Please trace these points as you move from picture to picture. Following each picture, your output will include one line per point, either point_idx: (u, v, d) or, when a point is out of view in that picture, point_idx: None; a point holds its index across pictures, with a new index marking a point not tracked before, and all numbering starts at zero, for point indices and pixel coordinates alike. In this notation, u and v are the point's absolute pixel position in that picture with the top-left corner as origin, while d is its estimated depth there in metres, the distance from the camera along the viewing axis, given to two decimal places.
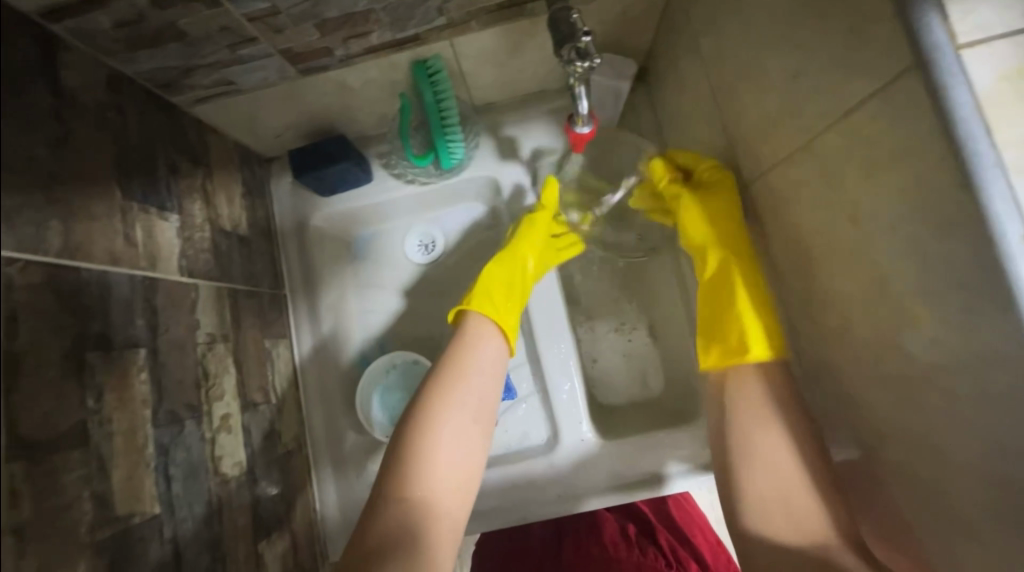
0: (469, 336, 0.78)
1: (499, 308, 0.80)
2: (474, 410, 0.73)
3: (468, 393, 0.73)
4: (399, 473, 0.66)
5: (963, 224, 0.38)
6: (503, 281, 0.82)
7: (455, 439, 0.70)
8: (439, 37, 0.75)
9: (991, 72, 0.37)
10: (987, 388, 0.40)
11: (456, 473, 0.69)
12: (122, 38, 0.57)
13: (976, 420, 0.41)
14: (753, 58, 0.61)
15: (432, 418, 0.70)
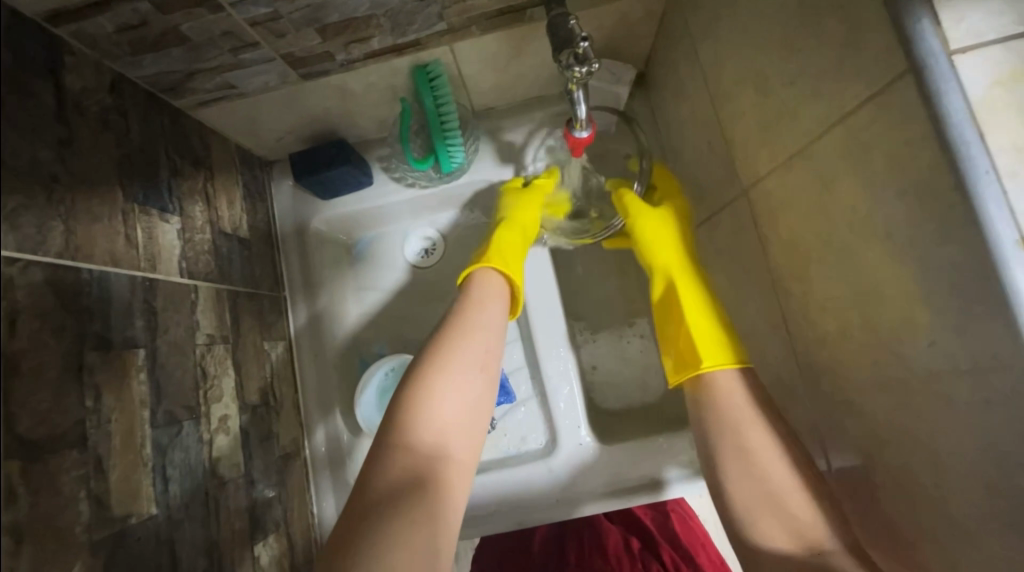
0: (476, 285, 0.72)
1: (510, 267, 0.75)
2: (486, 363, 0.67)
3: (477, 345, 0.67)
4: (412, 410, 0.61)
5: (953, 242, 0.34)
6: (508, 245, 0.78)
7: (464, 386, 0.64)
8: (439, 42, 0.71)
9: (984, 77, 0.32)
10: (977, 430, 0.36)
11: (467, 424, 0.63)
12: (125, 42, 0.57)
13: (970, 456, 0.37)
14: (752, 58, 0.53)
15: (442, 367, 0.64)
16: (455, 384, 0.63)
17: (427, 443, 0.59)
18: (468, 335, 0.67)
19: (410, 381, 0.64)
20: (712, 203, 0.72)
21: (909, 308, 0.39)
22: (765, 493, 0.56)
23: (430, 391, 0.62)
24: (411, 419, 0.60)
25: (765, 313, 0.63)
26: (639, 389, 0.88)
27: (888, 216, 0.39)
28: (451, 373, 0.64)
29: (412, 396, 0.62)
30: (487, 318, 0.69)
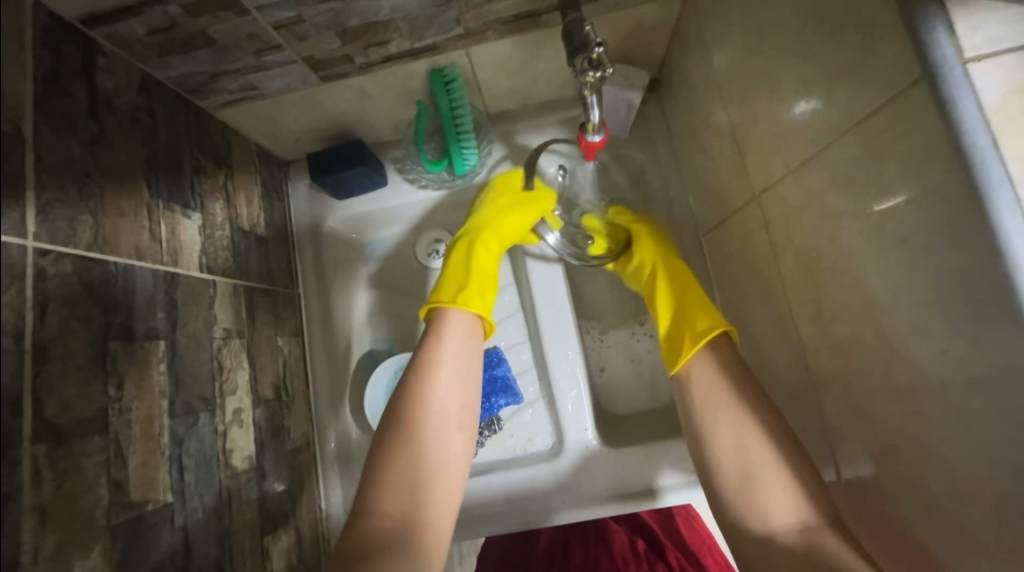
0: (442, 333, 0.71)
1: (476, 297, 0.75)
2: (456, 413, 0.66)
3: (445, 398, 0.66)
4: (382, 473, 0.60)
5: (966, 250, 0.34)
6: (477, 272, 0.77)
7: (435, 444, 0.63)
8: (456, 47, 0.73)
9: (1001, 84, 0.32)
10: (991, 439, 0.36)
11: (443, 480, 0.63)
12: (155, 44, 0.59)
13: (984, 466, 0.37)
14: (767, 62, 0.53)
15: (411, 426, 0.63)
16: (427, 442, 0.63)
17: (401, 499, 0.59)
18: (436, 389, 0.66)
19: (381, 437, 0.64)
20: (724, 208, 0.72)
21: (921, 315, 0.39)
22: (755, 475, 0.57)
23: (399, 452, 0.62)
24: (384, 470, 0.61)
25: (776, 319, 0.63)
26: (648, 393, 0.88)
27: (901, 223, 0.39)
28: (421, 432, 0.63)
29: (381, 453, 0.62)
30: (456, 367, 0.68)
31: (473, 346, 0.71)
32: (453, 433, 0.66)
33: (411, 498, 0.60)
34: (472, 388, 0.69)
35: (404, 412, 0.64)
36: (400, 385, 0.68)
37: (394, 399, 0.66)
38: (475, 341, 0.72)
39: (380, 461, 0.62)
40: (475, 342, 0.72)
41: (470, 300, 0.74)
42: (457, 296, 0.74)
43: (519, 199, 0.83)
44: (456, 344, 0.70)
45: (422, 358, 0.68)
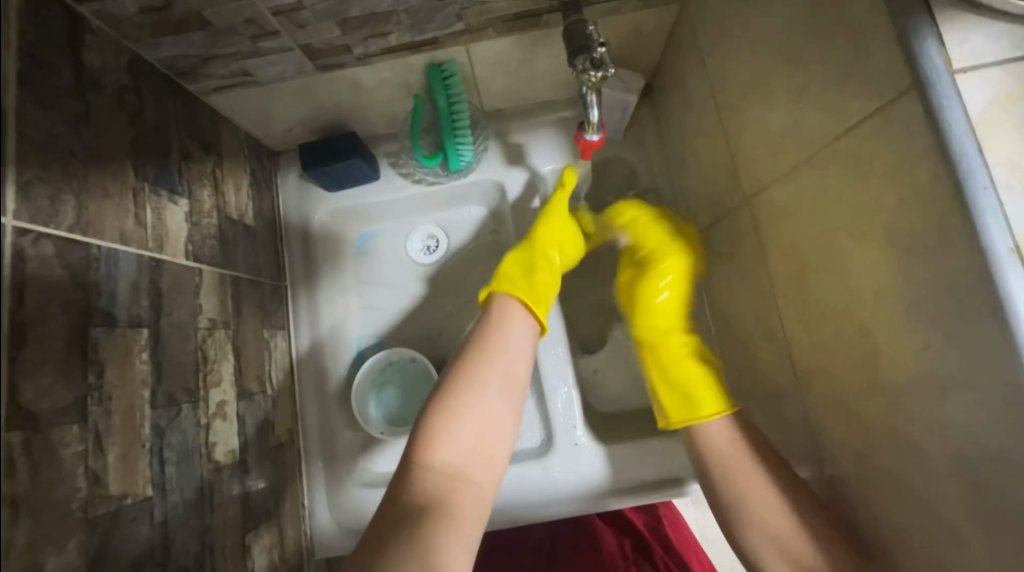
0: (501, 310, 0.72)
1: (540, 296, 0.75)
2: (509, 381, 0.67)
3: (502, 364, 0.67)
4: (431, 430, 0.61)
5: (948, 253, 0.36)
6: (534, 265, 0.77)
7: (485, 406, 0.63)
8: (455, 42, 0.73)
9: (984, 95, 0.34)
10: (968, 435, 0.37)
11: (486, 444, 0.62)
12: (147, 23, 0.58)
13: (961, 460, 0.38)
14: (761, 70, 0.55)
15: (462, 387, 0.64)
16: (475, 403, 0.63)
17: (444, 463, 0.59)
18: (491, 354, 0.67)
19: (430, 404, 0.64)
20: (714, 211, 0.74)
21: (904, 315, 0.41)
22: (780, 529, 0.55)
23: (454, 412, 0.62)
24: (426, 444, 0.60)
25: (763, 319, 0.64)
26: (636, 393, 0.89)
27: (889, 225, 0.41)
28: (473, 392, 0.63)
29: (435, 415, 0.62)
30: (510, 336, 0.69)
31: (529, 322, 0.72)
32: (503, 400, 0.65)
33: (456, 459, 0.60)
34: (526, 362, 0.69)
35: (457, 376, 0.65)
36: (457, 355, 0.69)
37: (450, 366, 0.67)
38: (533, 319, 0.73)
39: (433, 426, 0.61)
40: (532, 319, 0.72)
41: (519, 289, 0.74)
42: (517, 289, 0.74)
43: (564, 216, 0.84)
44: (514, 321, 0.71)
45: (481, 331, 0.70)
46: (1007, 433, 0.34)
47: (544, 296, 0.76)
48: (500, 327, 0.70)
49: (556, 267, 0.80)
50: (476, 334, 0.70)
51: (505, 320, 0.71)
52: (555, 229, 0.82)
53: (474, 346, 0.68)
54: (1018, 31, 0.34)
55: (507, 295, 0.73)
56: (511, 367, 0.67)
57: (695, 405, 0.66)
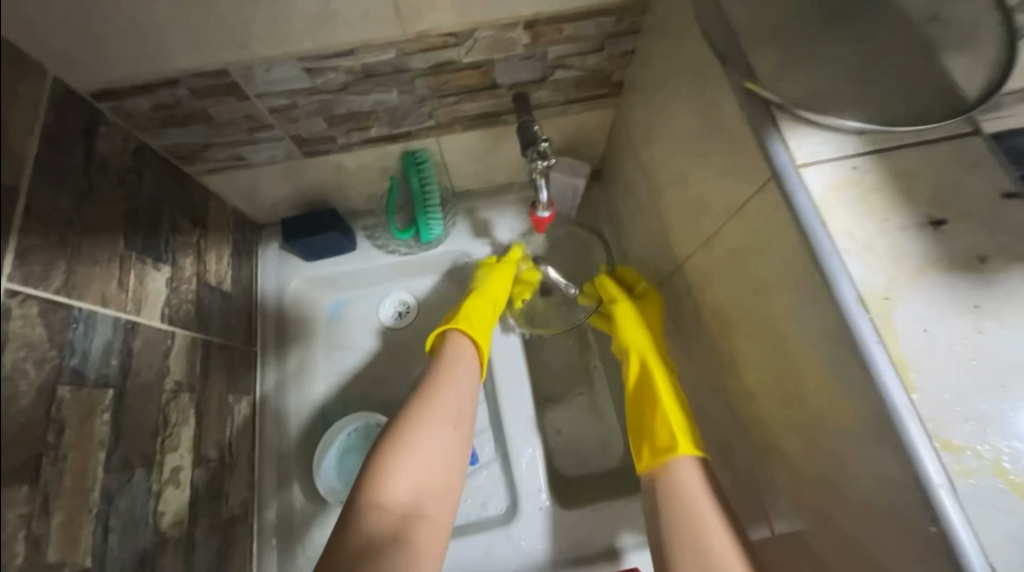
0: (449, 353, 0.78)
1: (481, 328, 0.82)
2: (455, 419, 0.72)
3: (447, 404, 0.72)
4: (381, 474, 0.63)
5: (816, 302, 0.43)
6: (481, 313, 0.85)
7: (433, 444, 0.68)
8: (427, 135, 0.85)
9: (821, 182, 0.44)
10: (859, 465, 0.42)
11: (437, 481, 0.67)
12: (157, 117, 0.67)
13: (860, 493, 0.43)
14: (678, 162, 0.67)
15: (411, 430, 0.67)
16: (431, 436, 0.68)
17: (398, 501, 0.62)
18: (439, 396, 0.72)
19: (379, 450, 0.66)
20: (657, 277, 0.83)
21: (800, 359, 0.48)
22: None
23: (402, 456, 0.65)
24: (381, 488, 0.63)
25: (706, 373, 0.71)
26: (600, 453, 0.91)
27: (776, 283, 0.49)
28: (422, 433, 0.68)
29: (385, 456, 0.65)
30: (457, 376, 0.75)
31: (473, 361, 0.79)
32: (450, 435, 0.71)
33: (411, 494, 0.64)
34: (471, 399, 0.75)
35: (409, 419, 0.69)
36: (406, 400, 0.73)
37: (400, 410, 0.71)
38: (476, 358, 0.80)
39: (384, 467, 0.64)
40: (474, 357, 0.79)
41: (473, 327, 0.81)
42: (463, 323, 0.81)
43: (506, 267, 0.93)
44: (462, 361, 0.77)
45: (430, 375, 0.75)
46: (879, 457, 0.39)
47: (484, 325, 0.84)
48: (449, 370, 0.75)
49: (494, 306, 0.88)
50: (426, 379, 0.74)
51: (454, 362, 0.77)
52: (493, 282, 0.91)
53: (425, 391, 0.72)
54: (842, 138, 0.46)
55: (457, 332, 0.80)
56: (461, 402, 0.73)
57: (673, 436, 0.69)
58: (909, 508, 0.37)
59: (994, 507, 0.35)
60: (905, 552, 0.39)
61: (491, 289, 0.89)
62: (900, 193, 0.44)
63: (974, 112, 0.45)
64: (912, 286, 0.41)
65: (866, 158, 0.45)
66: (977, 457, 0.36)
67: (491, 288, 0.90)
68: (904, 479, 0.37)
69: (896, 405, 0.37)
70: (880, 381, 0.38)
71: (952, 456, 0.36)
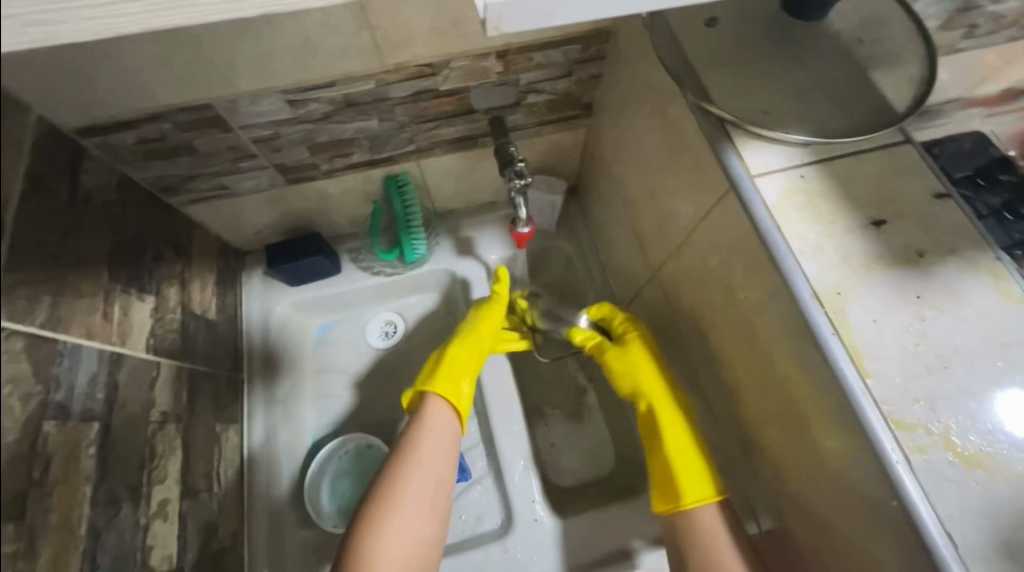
0: (422, 425, 0.77)
1: (461, 394, 0.82)
2: (434, 496, 0.72)
3: (421, 483, 0.72)
4: (361, 570, 0.64)
5: (779, 300, 0.47)
6: (458, 366, 0.85)
7: (411, 529, 0.68)
8: (408, 159, 0.88)
9: (774, 190, 0.48)
10: (827, 451, 0.45)
11: (416, 561, 0.68)
12: (140, 151, 0.68)
13: (827, 475, 0.46)
14: (646, 177, 0.72)
15: (387, 518, 0.68)
16: (407, 518, 0.68)
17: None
18: (411, 476, 0.72)
19: (356, 543, 0.66)
20: (635, 286, 0.87)
21: (768, 354, 0.51)
22: None
23: (379, 549, 0.65)
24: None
25: (686, 375, 0.74)
26: (591, 460, 0.92)
27: (741, 284, 0.53)
28: (398, 521, 0.68)
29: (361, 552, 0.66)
30: (431, 452, 0.74)
31: (447, 431, 0.78)
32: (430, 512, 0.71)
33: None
34: (446, 473, 0.75)
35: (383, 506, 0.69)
36: (377, 483, 0.72)
37: (372, 497, 0.71)
38: (452, 428, 0.79)
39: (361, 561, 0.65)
40: (450, 425, 0.79)
41: (444, 388, 0.81)
42: (444, 385, 0.81)
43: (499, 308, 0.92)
44: (439, 430, 0.77)
45: (400, 454, 0.74)
46: (842, 441, 0.43)
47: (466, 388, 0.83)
48: (421, 445, 0.74)
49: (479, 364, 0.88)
50: (396, 458, 0.74)
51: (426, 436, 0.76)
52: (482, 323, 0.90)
53: (396, 471, 0.72)
54: (790, 149, 0.50)
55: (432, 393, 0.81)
56: (438, 474, 0.74)
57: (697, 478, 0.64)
58: (871, 485, 0.40)
59: (945, 478, 0.38)
60: (872, 528, 0.42)
61: (478, 333, 0.88)
62: (844, 197, 0.48)
63: (904, 123, 0.51)
64: (861, 281, 0.45)
65: (813, 167, 0.50)
66: (929, 433, 0.39)
67: (477, 329, 0.89)
68: (865, 458, 0.40)
69: (853, 390, 0.41)
70: (840, 369, 0.41)
71: (906, 434, 0.39)
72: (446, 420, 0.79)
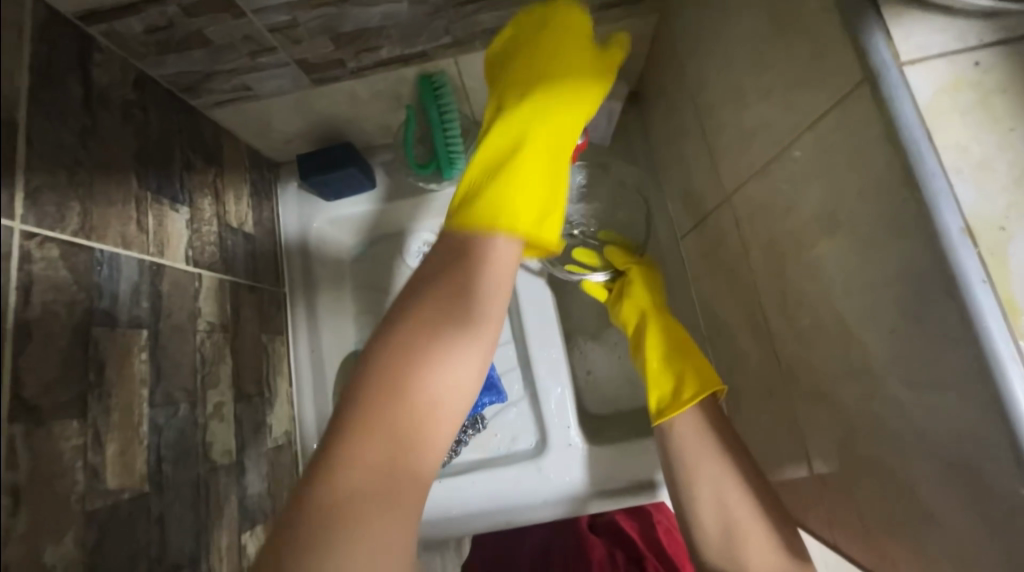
0: (479, 260, 0.54)
1: (526, 217, 0.58)
2: (476, 368, 0.52)
3: (459, 343, 0.51)
4: (393, 368, 0.49)
5: (907, 234, 0.37)
6: (520, 166, 0.62)
7: (444, 386, 0.49)
8: (444, 54, 0.76)
9: (929, 85, 0.36)
10: (933, 417, 0.38)
11: (454, 396, 0.50)
12: (152, 42, 0.62)
13: (925, 440, 0.39)
14: (733, 74, 0.58)
15: (430, 323, 0.50)
16: (453, 336, 0.51)
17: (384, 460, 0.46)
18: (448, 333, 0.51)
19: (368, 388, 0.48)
20: (700, 211, 0.76)
21: (873, 300, 0.42)
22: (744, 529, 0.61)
23: (391, 407, 0.48)
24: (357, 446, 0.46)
25: (748, 314, 0.66)
26: (631, 391, 0.89)
27: (852, 212, 0.42)
28: (424, 383, 0.49)
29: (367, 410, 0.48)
30: (483, 308, 0.53)
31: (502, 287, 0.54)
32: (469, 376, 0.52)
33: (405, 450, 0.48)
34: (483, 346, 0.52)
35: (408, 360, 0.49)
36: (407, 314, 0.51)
37: (395, 339, 0.50)
38: (505, 288, 0.55)
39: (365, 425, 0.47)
40: (508, 280, 0.55)
41: (503, 194, 0.59)
42: (494, 206, 0.58)
43: (555, 85, 0.68)
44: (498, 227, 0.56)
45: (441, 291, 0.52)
46: (965, 409, 0.35)
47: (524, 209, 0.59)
48: (471, 292, 0.52)
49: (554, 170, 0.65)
50: (434, 300, 0.51)
51: (477, 281, 0.53)
52: (532, 111, 0.67)
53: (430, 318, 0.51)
54: (961, 24, 0.36)
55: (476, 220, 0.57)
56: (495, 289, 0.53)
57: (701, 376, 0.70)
58: (998, 464, 0.34)
59: None
60: (980, 506, 0.36)
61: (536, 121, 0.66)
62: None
63: None
64: None
65: (992, 50, 0.36)
66: None
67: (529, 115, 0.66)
68: (996, 435, 0.33)
69: (998, 353, 0.32)
70: (985, 326, 0.32)
71: None
72: (506, 267, 0.55)
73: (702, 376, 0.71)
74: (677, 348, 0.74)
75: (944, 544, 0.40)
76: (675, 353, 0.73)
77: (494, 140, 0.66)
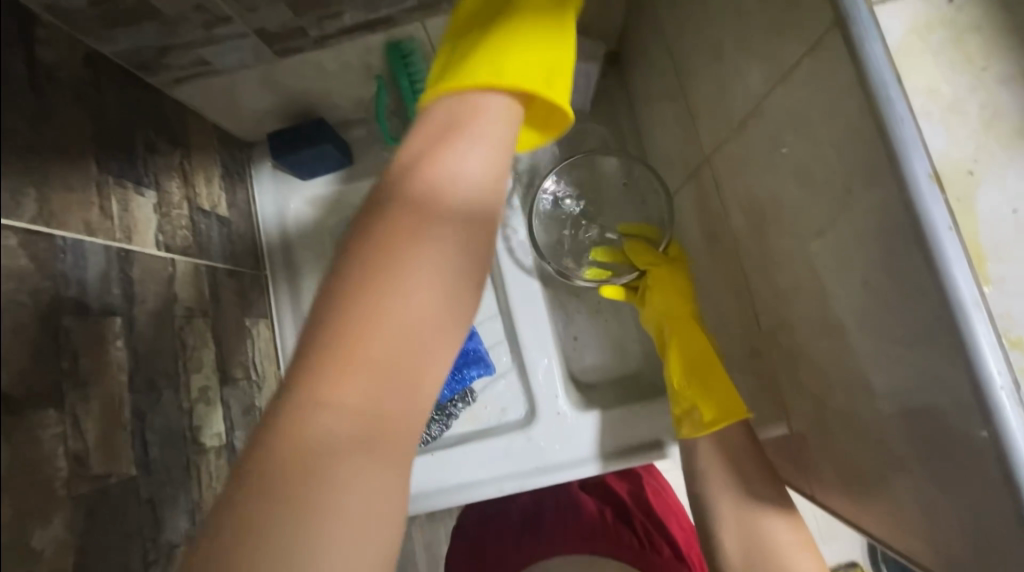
0: (454, 147, 0.40)
1: (523, 73, 0.48)
2: (472, 262, 0.39)
3: (440, 260, 0.38)
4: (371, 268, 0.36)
5: (876, 184, 0.36)
6: (486, 50, 0.50)
7: (432, 281, 0.37)
8: (411, 20, 0.73)
9: (900, 26, 0.34)
10: (899, 366, 0.38)
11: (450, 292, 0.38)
12: (98, 16, 0.58)
13: (892, 390, 0.40)
14: (709, 27, 0.55)
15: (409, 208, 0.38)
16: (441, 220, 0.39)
17: (363, 423, 0.35)
18: (418, 248, 0.37)
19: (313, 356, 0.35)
20: (681, 175, 0.74)
21: (844, 253, 0.42)
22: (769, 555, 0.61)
23: (357, 364, 0.35)
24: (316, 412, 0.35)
25: (729, 276, 0.66)
26: (618, 359, 0.90)
27: (824, 163, 0.41)
28: (394, 315, 0.35)
29: (317, 373, 0.35)
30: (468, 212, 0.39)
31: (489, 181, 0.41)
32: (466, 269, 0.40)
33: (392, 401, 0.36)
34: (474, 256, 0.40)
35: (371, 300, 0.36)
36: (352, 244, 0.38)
37: (343, 278, 0.37)
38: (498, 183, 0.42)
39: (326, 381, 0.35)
40: (501, 160, 0.42)
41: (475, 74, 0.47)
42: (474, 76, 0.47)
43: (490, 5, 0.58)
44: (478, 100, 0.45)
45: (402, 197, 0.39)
46: (928, 357, 0.35)
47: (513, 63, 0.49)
48: (439, 195, 0.39)
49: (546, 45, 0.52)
50: (397, 215, 0.38)
51: (449, 175, 0.39)
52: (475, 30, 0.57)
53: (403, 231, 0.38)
54: None
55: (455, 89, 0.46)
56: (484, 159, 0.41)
57: (727, 400, 0.65)
58: (961, 410, 0.34)
59: None
60: (942, 450, 0.36)
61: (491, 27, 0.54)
62: (1006, 32, 0.34)
63: None
64: (1004, 157, 0.33)
65: None
66: None
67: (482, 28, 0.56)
68: (959, 381, 0.33)
69: (961, 298, 0.32)
70: (951, 272, 0.32)
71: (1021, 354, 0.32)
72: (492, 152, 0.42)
73: (726, 400, 0.65)
74: (703, 363, 0.68)
75: (909, 489, 0.41)
76: (699, 369, 0.68)
77: (466, 31, 0.58)
